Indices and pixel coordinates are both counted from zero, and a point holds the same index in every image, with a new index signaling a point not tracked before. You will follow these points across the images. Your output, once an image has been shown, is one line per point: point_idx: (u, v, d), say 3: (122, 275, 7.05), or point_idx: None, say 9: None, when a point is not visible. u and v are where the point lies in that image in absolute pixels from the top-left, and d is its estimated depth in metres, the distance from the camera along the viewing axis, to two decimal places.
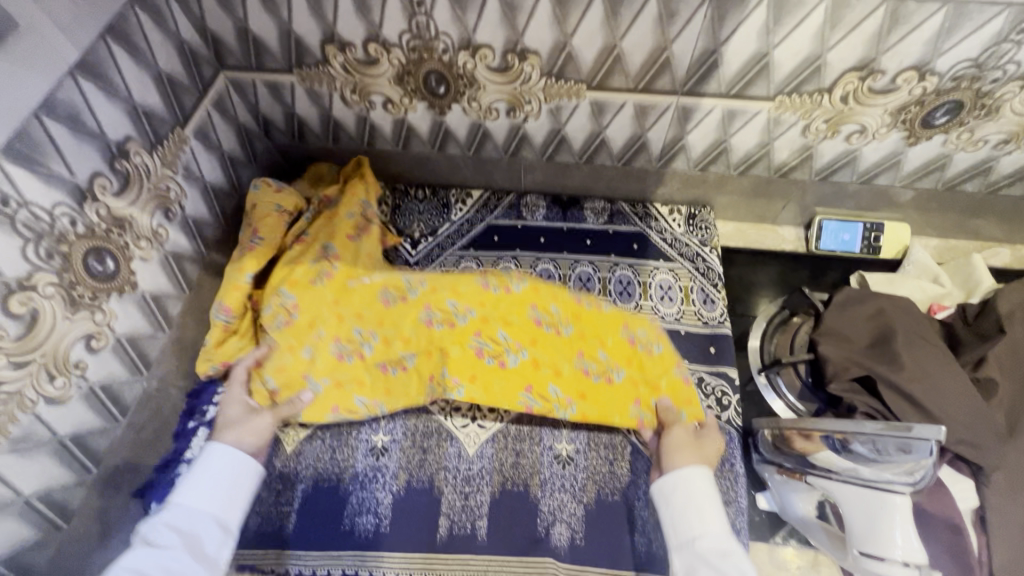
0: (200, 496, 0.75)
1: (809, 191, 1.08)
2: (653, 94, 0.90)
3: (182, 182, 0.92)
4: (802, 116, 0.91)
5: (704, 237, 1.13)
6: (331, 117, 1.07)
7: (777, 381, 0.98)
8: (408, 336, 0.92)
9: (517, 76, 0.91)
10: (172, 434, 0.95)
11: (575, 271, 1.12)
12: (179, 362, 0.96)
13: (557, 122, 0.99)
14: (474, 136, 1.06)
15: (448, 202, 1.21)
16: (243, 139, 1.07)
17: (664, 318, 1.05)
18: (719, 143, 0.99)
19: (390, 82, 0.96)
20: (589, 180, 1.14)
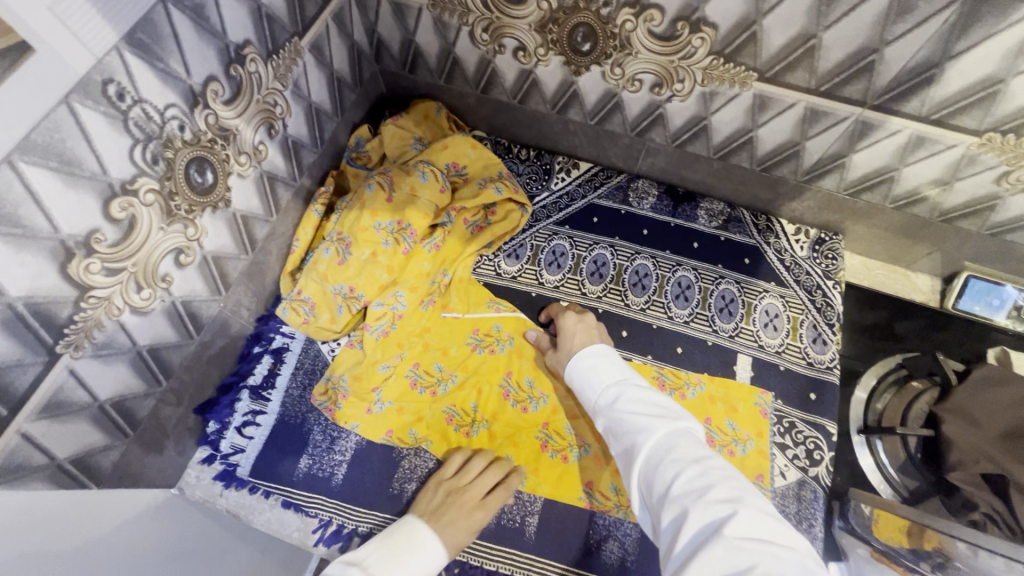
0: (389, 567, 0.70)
1: (968, 244, 0.94)
2: (835, 100, 0.77)
3: (289, 98, 0.85)
4: (1007, 161, 0.76)
5: (828, 268, 1.01)
6: (451, 54, 0.96)
7: (876, 442, 0.90)
8: (486, 392, 0.94)
9: (680, 49, 0.78)
10: (236, 355, 0.93)
11: (675, 275, 1.02)
12: (255, 286, 0.93)
13: (705, 109, 0.87)
14: (603, 106, 0.94)
15: (551, 169, 1.11)
16: (354, 59, 0.99)
17: (765, 348, 0.96)
18: (886, 171, 0.85)
19: (530, 28, 0.84)
20: (714, 179, 1.02)
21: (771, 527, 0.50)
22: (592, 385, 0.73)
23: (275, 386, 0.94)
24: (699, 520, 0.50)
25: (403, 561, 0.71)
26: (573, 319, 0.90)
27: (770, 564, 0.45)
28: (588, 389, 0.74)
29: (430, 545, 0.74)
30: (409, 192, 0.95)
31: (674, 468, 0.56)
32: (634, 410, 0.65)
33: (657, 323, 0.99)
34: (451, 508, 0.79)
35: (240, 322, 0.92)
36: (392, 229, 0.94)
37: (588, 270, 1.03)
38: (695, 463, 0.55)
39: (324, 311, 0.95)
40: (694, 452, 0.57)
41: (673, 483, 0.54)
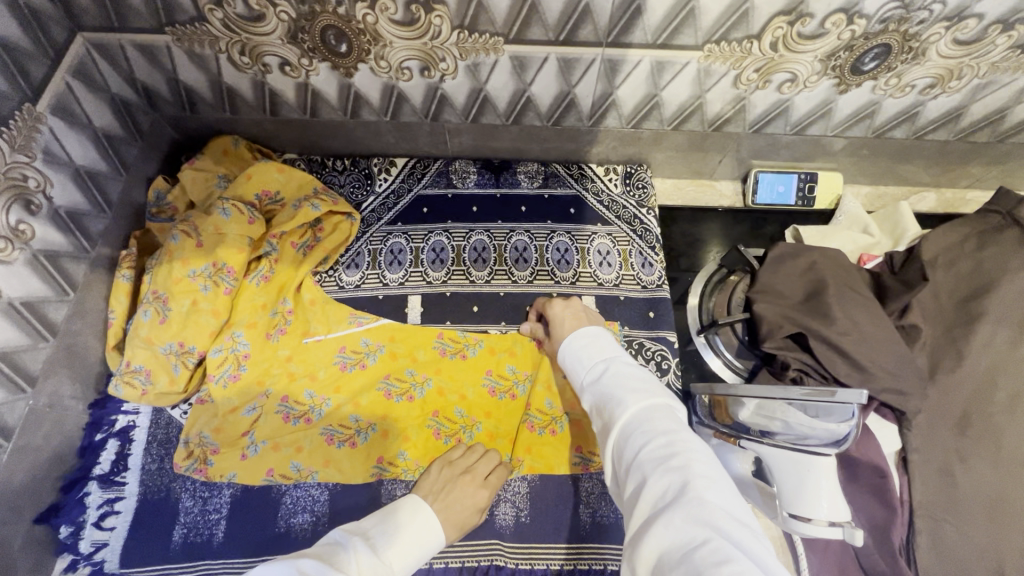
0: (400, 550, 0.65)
1: (743, 144, 1.05)
2: (576, 46, 0.83)
3: (44, 168, 0.80)
4: (733, 65, 0.86)
5: (641, 197, 1.09)
6: (223, 84, 0.94)
7: (715, 340, 0.98)
8: (363, 401, 0.93)
9: (426, 30, 0.81)
10: (76, 449, 0.88)
11: (510, 241, 1.07)
12: (74, 372, 0.87)
13: (477, 81, 0.91)
14: (389, 100, 0.96)
15: (371, 173, 1.11)
16: (121, 113, 0.94)
17: (603, 285, 1.03)
18: (651, 99, 0.94)
19: (283, 41, 0.84)
20: (520, 143, 1.07)
21: (724, 502, 0.51)
22: (580, 361, 0.72)
23: (129, 467, 0.88)
24: (662, 494, 0.52)
25: (406, 533, 0.67)
26: (560, 306, 0.88)
27: (721, 537, 0.47)
28: (578, 365, 0.72)
29: (433, 523, 0.70)
30: (216, 231, 0.91)
31: (645, 443, 0.57)
32: (620, 384, 0.65)
33: (504, 290, 1.03)
34: (456, 486, 0.79)
35: (66, 414, 0.86)
36: (209, 273, 0.90)
37: (429, 259, 1.05)
38: (665, 437, 0.57)
39: (160, 375, 0.89)
40: (670, 426, 0.59)
41: (643, 459, 0.56)
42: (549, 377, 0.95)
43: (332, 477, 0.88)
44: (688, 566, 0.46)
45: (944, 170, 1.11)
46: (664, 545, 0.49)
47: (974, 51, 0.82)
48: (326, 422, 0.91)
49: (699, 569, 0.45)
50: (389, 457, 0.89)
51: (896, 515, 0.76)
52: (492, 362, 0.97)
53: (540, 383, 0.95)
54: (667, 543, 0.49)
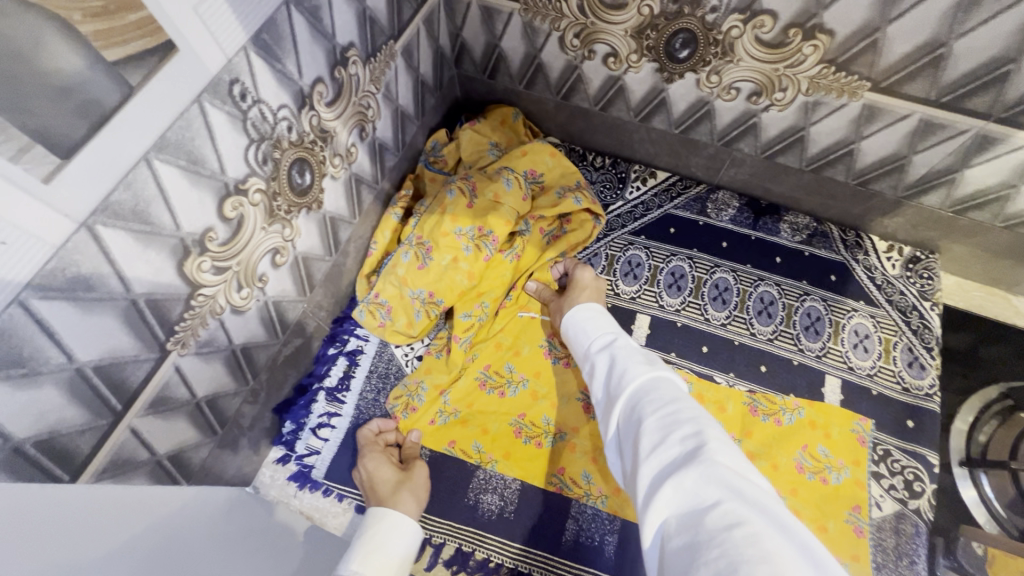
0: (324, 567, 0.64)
1: None
2: (955, 112, 0.73)
3: (380, 101, 0.85)
4: None
5: (924, 288, 0.96)
6: (537, 59, 0.95)
7: (981, 476, 0.84)
8: (558, 404, 0.91)
9: (788, 56, 0.75)
10: (312, 356, 0.93)
11: (756, 290, 0.99)
12: (333, 288, 0.93)
13: (804, 119, 0.83)
14: (692, 114, 0.92)
15: (626, 177, 1.08)
16: (437, 64, 0.99)
17: (855, 371, 0.91)
18: (1003, 188, 0.81)
19: (626, 34, 0.83)
20: (802, 192, 0.98)
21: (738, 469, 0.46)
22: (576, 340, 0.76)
23: (350, 388, 0.93)
24: (671, 457, 0.48)
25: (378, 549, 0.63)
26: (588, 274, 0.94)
27: (736, 497, 0.42)
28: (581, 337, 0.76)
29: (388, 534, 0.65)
30: (492, 199, 0.94)
31: (648, 416, 0.53)
32: (623, 362, 0.63)
33: (739, 340, 0.95)
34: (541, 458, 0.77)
35: (317, 322, 0.92)
36: (472, 235, 0.92)
37: (666, 282, 1.00)
38: (668, 410, 0.53)
39: (400, 315, 0.94)
40: (669, 397, 0.55)
41: (649, 424, 0.53)
42: (772, 451, 0.85)
43: (509, 472, 0.87)
44: (697, 527, 0.41)
45: None
46: (678, 507, 0.44)
47: None
48: (518, 416, 0.90)
49: (709, 531, 0.40)
50: (571, 474, 0.86)
51: None
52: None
53: (754, 453, 0.85)
54: (666, 498, 0.45)
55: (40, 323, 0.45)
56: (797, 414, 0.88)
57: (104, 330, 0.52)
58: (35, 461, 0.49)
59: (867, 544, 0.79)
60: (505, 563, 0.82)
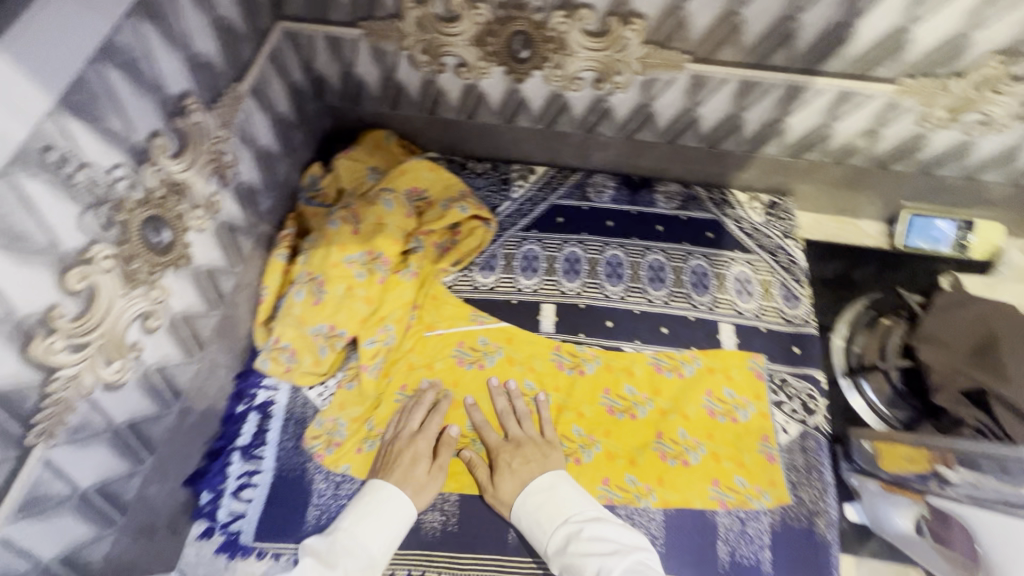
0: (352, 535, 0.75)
1: (902, 184, 1.01)
2: (764, 70, 0.82)
3: (237, 145, 0.83)
4: (922, 102, 0.83)
5: (785, 228, 1.06)
6: (393, 79, 0.97)
7: (863, 384, 0.93)
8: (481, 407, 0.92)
9: (614, 42, 0.82)
10: (220, 418, 0.89)
11: (646, 259, 1.05)
12: (229, 342, 0.90)
13: (646, 96, 0.91)
14: (549, 108, 0.97)
15: (508, 178, 1.12)
16: (295, 100, 0.98)
17: (743, 315, 0.99)
18: (821, 129, 0.91)
19: (468, 42, 0.86)
20: (666, 162, 1.06)
21: None
22: (552, 515, 0.77)
23: (267, 442, 0.89)
24: None
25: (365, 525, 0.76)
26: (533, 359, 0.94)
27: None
28: (536, 530, 0.78)
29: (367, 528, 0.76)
30: (376, 221, 0.94)
31: None
32: (586, 554, 0.71)
33: (639, 308, 1.01)
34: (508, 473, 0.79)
35: (218, 382, 0.88)
36: (364, 261, 0.92)
37: (563, 269, 1.05)
38: None
39: (306, 354, 0.92)
40: None
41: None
42: (680, 404, 0.92)
43: (444, 487, 0.86)
44: None
45: None
46: None
47: None
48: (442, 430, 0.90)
49: None
50: None
51: None
52: (611, 380, 0.95)
53: (666, 410, 0.92)
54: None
55: None
56: (696, 365, 0.96)
57: None
58: None
59: (781, 470, 0.86)
60: None
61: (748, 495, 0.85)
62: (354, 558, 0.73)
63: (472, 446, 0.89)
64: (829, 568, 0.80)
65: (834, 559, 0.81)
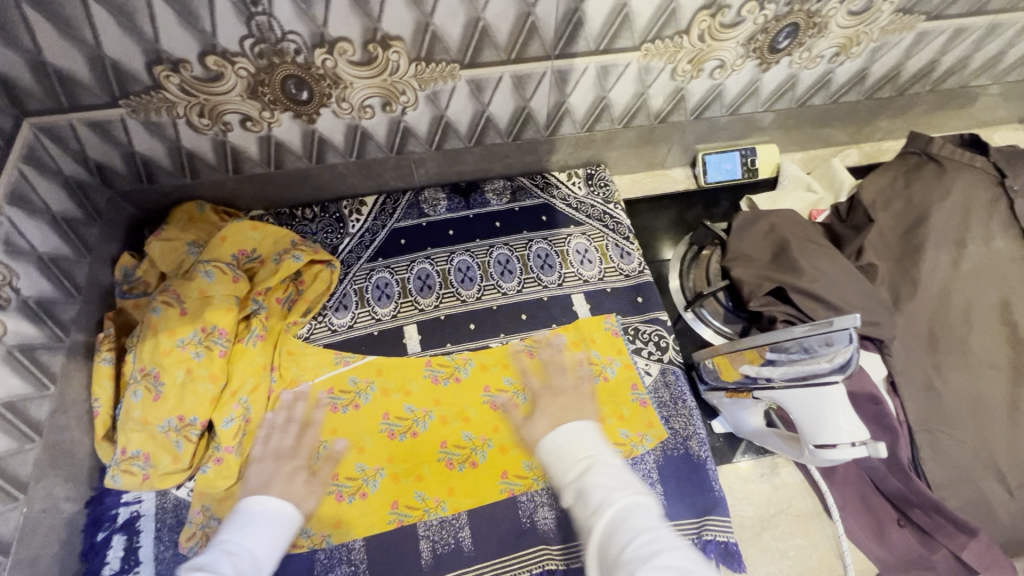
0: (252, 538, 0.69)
1: (687, 131, 1.14)
2: (527, 62, 0.89)
3: (8, 260, 0.76)
4: (668, 60, 0.94)
5: (606, 194, 1.16)
6: (182, 149, 0.93)
7: (704, 313, 1.04)
8: (366, 445, 0.91)
9: (384, 66, 0.84)
10: (78, 555, 0.81)
11: (492, 256, 1.10)
12: (65, 470, 0.81)
13: (437, 108, 0.95)
14: (353, 140, 0.98)
15: (341, 215, 1.12)
16: (77, 194, 0.91)
17: (588, 281, 1.07)
18: (600, 102, 1.01)
19: (243, 97, 0.85)
20: (484, 162, 1.12)
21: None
22: (567, 453, 0.74)
23: (140, 561, 0.81)
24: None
25: (259, 532, 0.70)
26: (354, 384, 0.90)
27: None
28: (554, 464, 0.74)
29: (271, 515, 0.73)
30: (200, 295, 0.91)
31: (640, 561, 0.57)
32: (603, 483, 0.67)
33: (496, 304, 1.05)
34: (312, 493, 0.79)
35: (63, 517, 0.79)
36: (198, 338, 0.88)
37: (416, 287, 1.06)
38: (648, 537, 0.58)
39: (162, 455, 0.85)
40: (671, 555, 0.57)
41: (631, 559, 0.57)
42: None
43: (348, 536, 0.85)
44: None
45: (860, 129, 1.25)
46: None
47: (865, 19, 0.94)
48: (332, 480, 0.88)
49: None
50: (405, 501, 0.87)
51: (896, 435, 0.88)
52: (487, 378, 0.98)
53: None
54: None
55: None
56: (560, 341, 1.01)
57: None
58: None
59: (654, 410, 0.94)
60: None
61: (633, 443, 0.91)
62: (245, 567, 0.65)
63: (366, 486, 0.88)
64: (710, 481, 0.88)
65: (712, 472, 0.89)
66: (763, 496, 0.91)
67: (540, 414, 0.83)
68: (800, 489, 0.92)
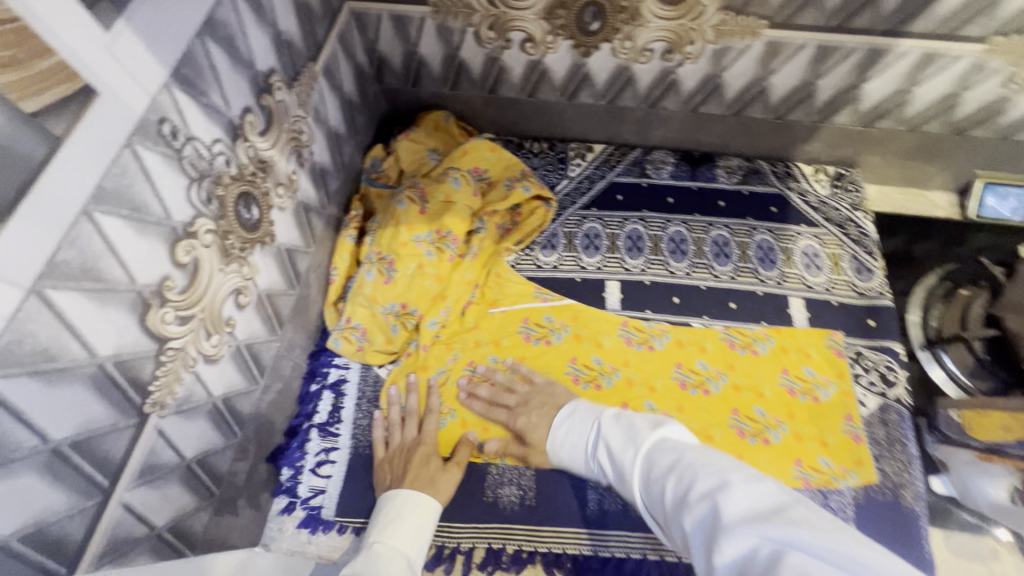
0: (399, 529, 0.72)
1: (978, 152, 0.98)
2: (844, 34, 0.80)
3: (312, 125, 0.84)
4: (1011, 62, 0.80)
5: (853, 200, 1.04)
6: (456, 58, 0.97)
7: (944, 356, 0.91)
8: None
9: (689, 10, 0.81)
10: (296, 398, 0.91)
11: (710, 235, 1.04)
12: (303, 322, 0.91)
13: (717, 67, 0.89)
14: (614, 83, 0.96)
15: (566, 157, 1.11)
16: (359, 81, 0.98)
17: (813, 288, 0.98)
18: (898, 95, 0.89)
19: (537, 16, 0.86)
20: (730, 136, 1.04)
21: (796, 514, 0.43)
22: (576, 429, 0.70)
23: (342, 420, 0.90)
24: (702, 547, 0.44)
25: (405, 527, 0.72)
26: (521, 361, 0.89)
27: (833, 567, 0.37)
28: (568, 431, 0.71)
29: (422, 507, 0.75)
30: (444, 201, 0.96)
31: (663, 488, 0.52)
32: (620, 437, 0.62)
33: (705, 284, 1.00)
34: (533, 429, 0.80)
35: (294, 361, 0.89)
36: (432, 239, 0.94)
37: (625, 246, 1.04)
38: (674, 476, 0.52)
39: (378, 334, 0.93)
40: (672, 458, 0.54)
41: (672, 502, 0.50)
42: (755, 382, 0.91)
43: (518, 461, 0.86)
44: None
45: None
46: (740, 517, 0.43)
47: None
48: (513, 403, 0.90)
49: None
50: None
51: None
52: (682, 356, 0.94)
53: (739, 385, 0.91)
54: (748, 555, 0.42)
55: (6, 406, 0.42)
56: (769, 343, 0.94)
57: (75, 403, 0.49)
58: (24, 555, 0.46)
59: (867, 448, 0.85)
60: (537, 550, 0.81)
61: (833, 475, 0.83)
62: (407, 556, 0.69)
63: None
64: (921, 540, 0.78)
65: (923, 531, 0.79)
66: None
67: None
68: None
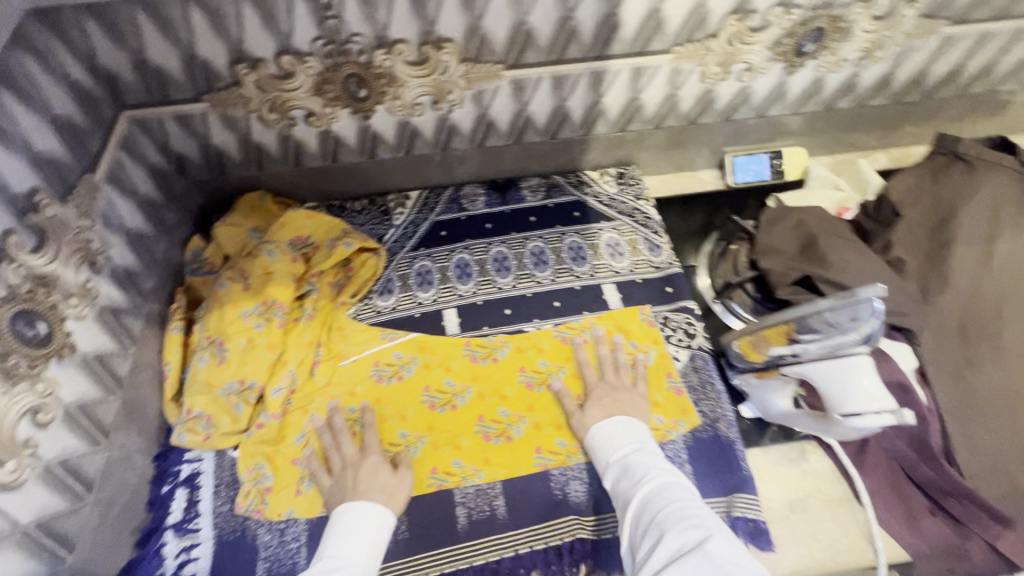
0: (341, 542, 0.78)
1: (716, 133, 1.19)
2: (566, 64, 0.97)
3: (103, 231, 0.85)
4: (697, 63, 1.01)
5: (636, 192, 1.21)
6: (251, 141, 1.03)
7: (731, 303, 1.08)
8: (408, 415, 0.97)
9: (436, 67, 0.94)
10: (145, 504, 0.88)
11: (527, 247, 1.15)
12: (137, 425, 0.89)
13: (481, 107, 1.03)
14: (403, 136, 1.07)
15: (388, 208, 1.19)
16: (158, 181, 1.01)
17: (619, 273, 1.12)
18: (632, 102, 1.08)
19: (309, 93, 0.95)
20: (522, 161, 1.19)
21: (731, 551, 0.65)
22: (609, 443, 0.87)
23: (200, 513, 0.88)
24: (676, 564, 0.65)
25: (350, 538, 0.78)
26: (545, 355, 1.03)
27: None
28: (607, 445, 0.87)
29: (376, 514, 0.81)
30: (262, 273, 1.00)
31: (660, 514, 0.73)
32: (647, 463, 0.81)
33: (530, 291, 1.11)
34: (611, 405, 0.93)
35: (133, 467, 0.87)
36: (260, 311, 0.97)
37: (455, 275, 1.12)
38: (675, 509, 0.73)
39: (223, 416, 0.92)
40: (666, 505, 0.74)
41: (663, 520, 0.72)
42: (589, 365, 1.01)
43: None
44: None
45: (889, 133, 1.27)
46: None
47: (888, 24, 1.00)
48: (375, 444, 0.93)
49: None
50: (443, 468, 0.92)
51: (929, 424, 0.88)
52: (522, 359, 1.02)
53: (576, 371, 1.01)
54: None
55: None
56: (593, 328, 1.06)
57: None
58: None
59: (687, 396, 0.97)
60: None
61: (666, 428, 0.94)
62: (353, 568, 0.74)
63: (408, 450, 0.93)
64: (739, 460, 0.91)
65: (740, 453, 0.92)
66: (791, 478, 0.92)
67: (592, 404, 0.93)
68: (829, 475, 0.93)
